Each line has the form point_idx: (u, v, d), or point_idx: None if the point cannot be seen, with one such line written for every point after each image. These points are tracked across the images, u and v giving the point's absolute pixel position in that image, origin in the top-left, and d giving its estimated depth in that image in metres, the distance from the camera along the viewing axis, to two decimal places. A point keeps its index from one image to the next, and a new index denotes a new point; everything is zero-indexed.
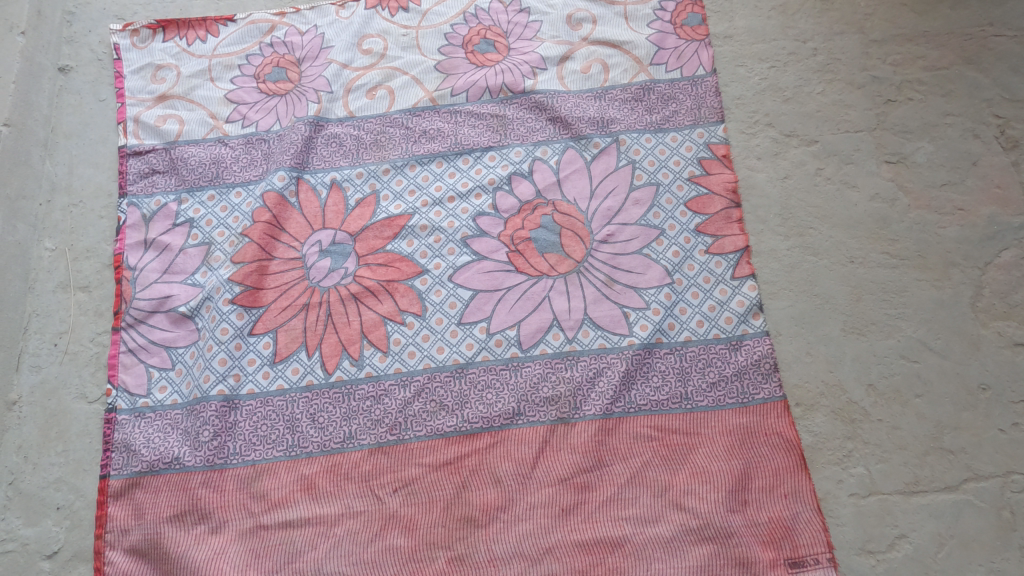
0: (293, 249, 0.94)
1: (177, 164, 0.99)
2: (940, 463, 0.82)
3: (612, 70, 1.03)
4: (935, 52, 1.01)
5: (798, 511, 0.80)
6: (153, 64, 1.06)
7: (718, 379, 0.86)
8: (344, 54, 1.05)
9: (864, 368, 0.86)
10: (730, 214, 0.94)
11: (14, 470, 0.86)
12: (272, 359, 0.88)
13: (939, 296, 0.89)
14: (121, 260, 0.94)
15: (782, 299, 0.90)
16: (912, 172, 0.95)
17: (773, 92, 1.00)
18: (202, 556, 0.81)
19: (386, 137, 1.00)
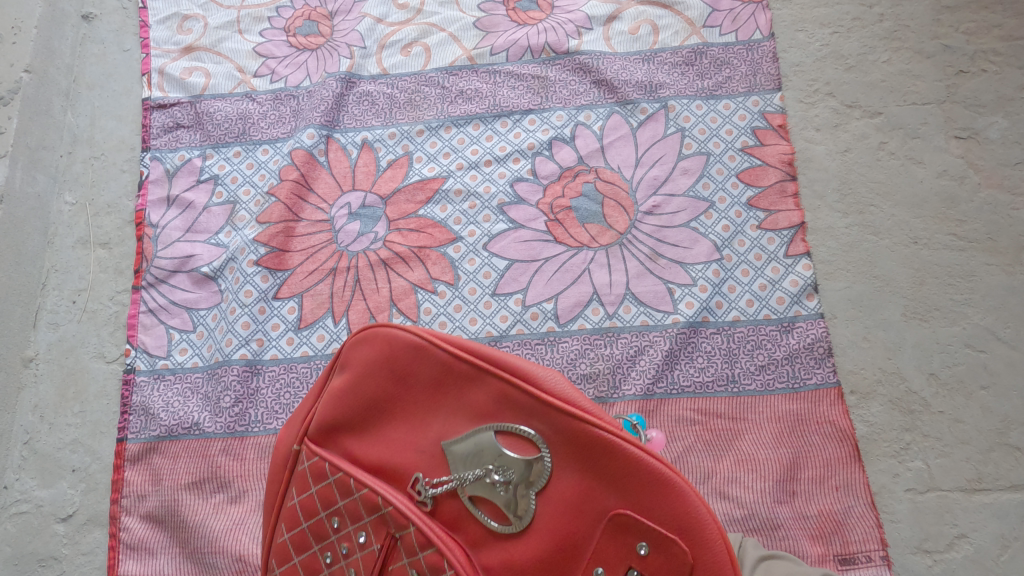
0: (321, 211, 0.89)
1: (203, 118, 0.95)
2: (1006, 460, 0.77)
3: (663, 32, 0.96)
4: (1014, 21, 0.93)
5: (850, 506, 0.75)
6: (179, 13, 1.01)
7: (768, 362, 0.81)
8: (379, 9, 1.00)
9: (926, 356, 0.81)
10: (785, 188, 0.88)
11: (30, 430, 0.83)
12: (297, 325, 0.84)
13: (1009, 282, 0.82)
14: (142, 217, 0.90)
15: (839, 279, 0.84)
16: (983, 149, 0.88)
17: (835, 59, 0.94)
18: (220, 526, 0.77)
19: (421, 96, 0.95)
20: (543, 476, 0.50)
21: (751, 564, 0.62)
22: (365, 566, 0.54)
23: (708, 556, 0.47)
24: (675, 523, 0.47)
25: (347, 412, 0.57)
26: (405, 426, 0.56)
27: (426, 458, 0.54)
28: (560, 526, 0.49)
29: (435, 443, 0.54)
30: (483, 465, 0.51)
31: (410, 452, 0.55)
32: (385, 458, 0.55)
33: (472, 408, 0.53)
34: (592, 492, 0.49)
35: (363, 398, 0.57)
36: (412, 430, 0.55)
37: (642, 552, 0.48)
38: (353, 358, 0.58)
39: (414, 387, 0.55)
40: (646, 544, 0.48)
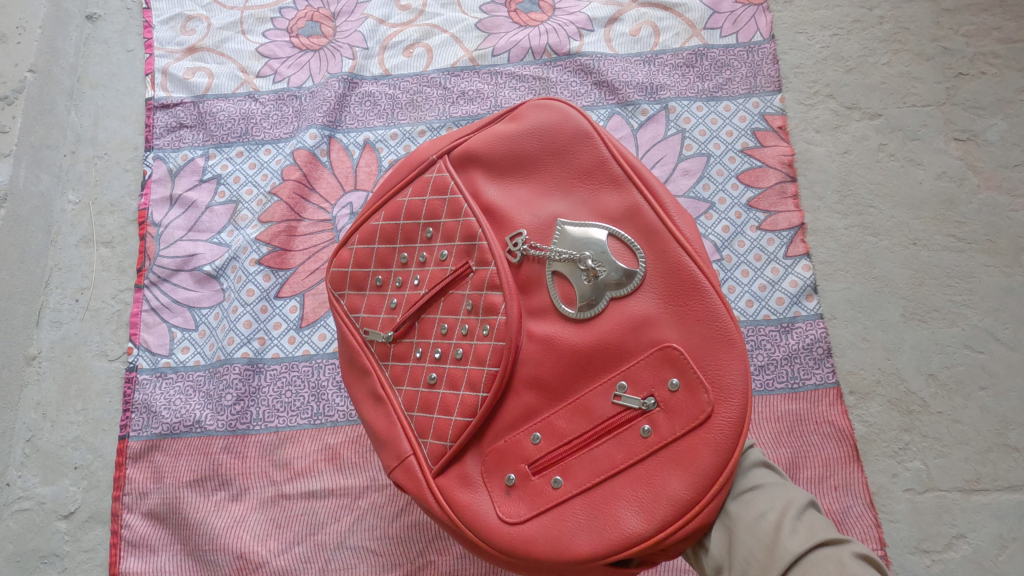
0: (323, 210, 0.90)
1: (205, 118, 0.95)
2: (1004, 461, 0.77)
3: (663, 34, 0.97)
4: (1013, 23, 0.94)
5: (849, 506, 0.75)
6: (183, 14, 1.01)
7: (767, 362, 0.81)
8: (381, 10, 1.00)
9: (925, 357, 0.81)
10: (785, 189, 0.88)
11: (32, 427, 0.83)
12: (299, 324, 0.85)
13: (1008, 284, 0.83)
14: (145, 216, 0.91)
15: (838, 280, 0.84)
16: (982, 151, 0.88)
17: (835, 61, 0.94)
18: (221, 523, 0.78)
19: (422, 97, 0.95)
20: (629, 288, 0.53)
21: (746, 465, 0.52)
22: (413, 296, 0.60)
23: (724, 419, 0.48)
24: (717, 385, 0.48)
25: (499, 150, 0.61)
26: (538, 188, 0.59)
27: (539, 214, 0.58)
28: (614, 334, 0.52)
29: (547, 214, 0.57)
30: (585, 252, 0.54)
31: (521, 212, 0.58)
32: (502, 207, 0.59)
33: (601, 206, 0.56)
34: (660, 321, 0.51)
35: (518, 148, 0.60)
36: (541, 195, 0.58)
37: (670, 388, 0.49)
38: (528, 115, 0.61)
39: (562, 169, 0.58)
40: (678, 382, 0.49)
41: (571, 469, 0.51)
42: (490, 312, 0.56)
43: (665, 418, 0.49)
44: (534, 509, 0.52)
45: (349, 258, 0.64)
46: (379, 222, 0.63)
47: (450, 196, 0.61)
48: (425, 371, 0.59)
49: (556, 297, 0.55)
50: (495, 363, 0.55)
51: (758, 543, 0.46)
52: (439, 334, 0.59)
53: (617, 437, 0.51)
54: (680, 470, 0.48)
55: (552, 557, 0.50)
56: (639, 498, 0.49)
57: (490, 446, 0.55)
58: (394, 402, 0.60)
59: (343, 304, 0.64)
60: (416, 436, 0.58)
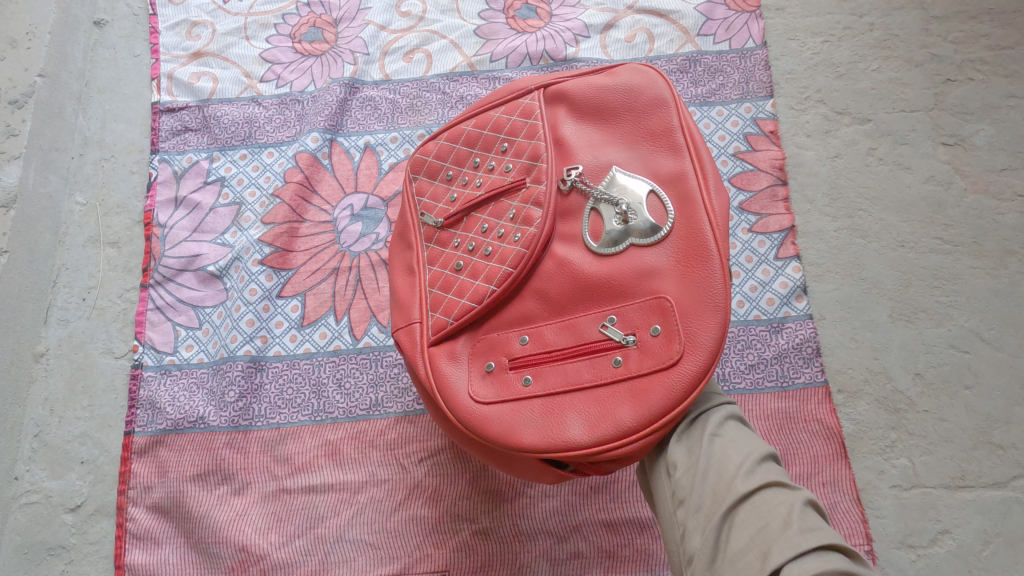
0: (325, 212, 0.92)
1: (210, 122, 0.97)
2: (989, 458, 0.79)
3: (658, 40, 0.99)
4: (1000, 31, 0.95)
5: (836, 502, 0.77)
6: (188, 20, 1.03)
7: (757, 361, 0.83)
8: (382, 16, 1.02)
9: (912, 356, 0.83)
10: (776, 192, 0.90)
11: (40, 423, 0.85)
12: (300, 322, 0.87)
13: (994, 285, 0.85)
14: (151, 217, 0.93)
15: (828, 281, 0.86)
16: (969, 156, 0.90)
17: (826, 67, 0.96)
18: (224, 517, 0.80)
19: (422, 102, 0.97)
20: (651, 238, 0.58)
21: (720, 414, 0.57)
22: (470, 195, 0.65)
23: (684, 371, 0.55)
24: (690, 341, 0.55)
25: (587, 93, 0.65)
26: (606, 134, 0.64)
27: (600, 155, 0.63)
28: (620, 271, 0.59)
29: (604, 159, 0.63)
30: (626, 200, 0.60)
31: (583, 151, 0.63)
32: (571, 143, 0.64)
33: (656, 165, 0.61)
34: (665, 275, 0.57)
35: (605, 94, 0.64)
36: (607, 140, 0.63)
37: (651, 333, 0.56)
38: (625, 71, 0.65)
39: (635, 123, 0.63)
40: (659, 330, 0.56)
41: (543, 373, 0.59)
42: (526, 223, 0.62)
43: (637, 357, 0.56)
44: (500, 395, 0.59)
45: (433, 150, 0.69)
46: (468, 126, 0.68)
47: (531, 122, 0.65)
48: (456, 260, 0.64)
49: (587, 229, 0.61)
50: (514, 266, 0.61)
51: (717, 480, 0.52)
52: (480, 232, 0.64)
53: (592, 360, 0.58)
54: (632, 402, 0.55)
55: (498, 437, 0.58)
56: (589, 413, 0.56)
57: (483, 336, 0.62)
58: (423, 276, 0.66)
59: (411, 185, 0.69)
60: (427, 308, 0.64)
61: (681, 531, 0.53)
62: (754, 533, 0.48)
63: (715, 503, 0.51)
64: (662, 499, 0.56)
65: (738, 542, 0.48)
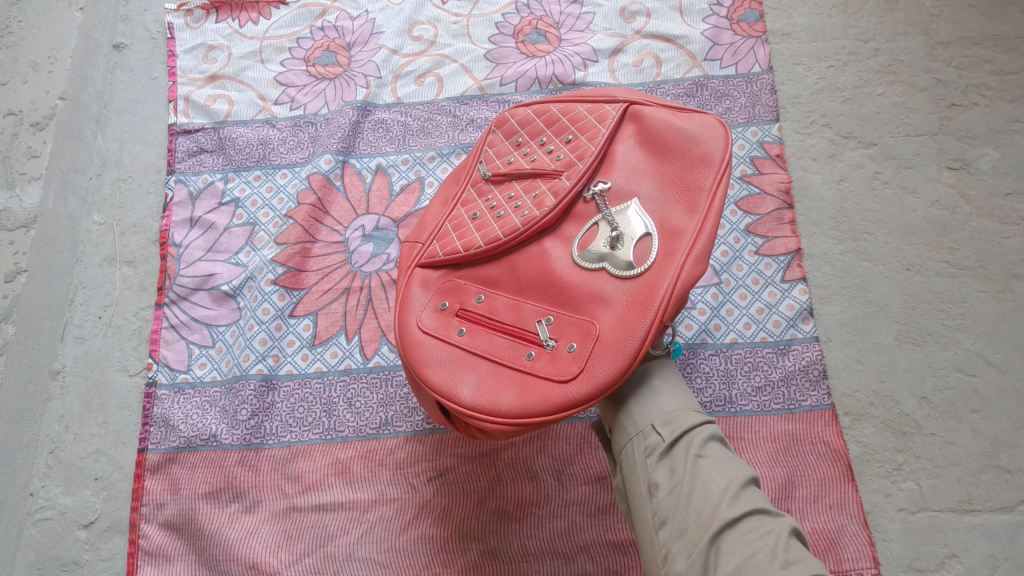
0: (336, 232, 0.93)
1: (225, 143, 0.99)
2: (996, 482, 0.79)
3: (665, 65, 1.00)
4: (1004, 56, 0.97)
5: (844, 524, 0.77)
6: (205, 44, 1.06)
7: (764, 383, 0.83)
8: (394, 40, 1.04)
9: (918, 380, 0.83)
10: (782, 215, 0.91)
11: (55, 439, 0.87)
12: (311, 341, 0.88)
13: (1000, 309, 0.85)
14: (166, 237, 0.94)
15: (834, 304, 0.87)
16: (974, 180, 0.91)
17: (832, 92, 0.97)
18: (235, 534, 0.81)
19: (433, 124, 0.99)
20: (623, 272, 0.61)
21: (702, 435, 0.59)
22: (519, 165, 0.68)
23: (569, 391, 0.59)
24: (588, 372, 0.59)
25: (655, 126, 0.66)
26: (647, 168, 0.65)
27: (631, 183, 0.65)
28: (586, 283, 0.62)
29: (627, 188, 0.65)
30: (622, 230, 0.62)
31: (615, 173, 0.65)
32: (616, 161, 0.66)
33: (667, 215, 0.62)
34: (610, 306, 0.61)
35: (670, 133, 0.65)
36: (647, 172, 0.65)
37: (567, 348, 0.61)
38: (697, 122, 0.66)
39: (677, 169, 0.64)
40: (575, 349, 0.60)
41: (476, 333, 0.63)
42: (538, 206, 0.65)
43: (546, 360, 0.61)
44: (435, 331, 0.64)
45: (520, 113, 0.71)
46: (556, 107, 0.70)
47: (599, 128, 0.67)
48: (475, 210, 0.68)
49: (579, 238, 0.64)
50: (505, 235, 0.65)
51: (701, 505, 0.54)
52: (506, 197, 0.67)
53: (515, 344, 0.62)
54: (519, 393, 0.60)
55: (413, 359, 0.64)
56: (483, 381, 0.61)
57: (455, 278, 0.66)
58: (451, 211, 0.69)
59: (487, 133, 0.72)
60: (434, 235, 0.68)
61: (663, 552, 0.55)
62: (739, 560, 0.51)
63: (701, 527, 0.53)
64: (642, 519, 0.58)
65: (726, 567, 0.51)
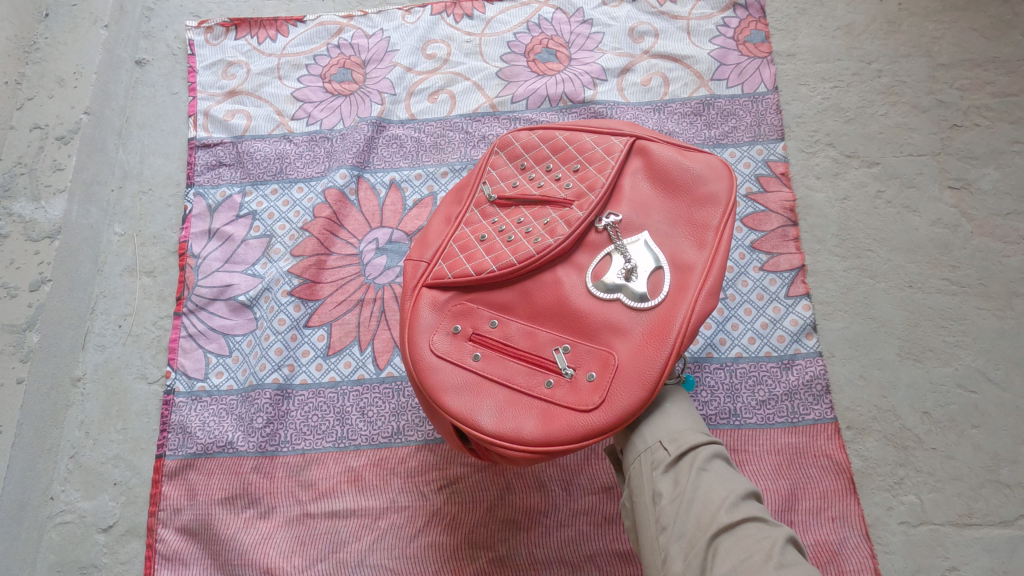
0: (351, 245, 0.96)
1: (243, 157, 1.02)
2: (996, 496, 0.80)
3: (673, 84, 1.03)
4: (1005, 78, 0.99)
5: (846, 536, 0.79)
6: (224, 61, 1.09)
7: (768, 397, 0.85)
8: (409, 58, 1.07)
9: (919, 395, 0.85)
10: (786, 232, 0.93)
11: (75, 445, 0.89)
12: (326, 351, 0.90)
13: (1000, 326, 0.87)
14: (185, 248, 0.97)
15: (837, 319, 0.89)
16: (975, 200, 0.93)
17: (836, 112, 1.00)
18: (250, 539, 0.82)
19: (445, 140, 1.01)
20: (636, 303, 0.64)
21: (706, 452, 0.61)
22: (527, 189, 0.70)
23: (590, 420, 0.62)
24: (609, 402, 0.62)
25: (663, 163, 0.69)
26: (656, 202, 0.68)
27: (641, 216, 0.68)
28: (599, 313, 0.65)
29: (638, 221, 0.68)
30: (636, 262, 0.65)
31: (625, 206, 0.68)
32: (624, 194, 0.69)
33: (678, 250, 0.66)
34: (627, 338, 0.64)
35: (678, 167, 0.68)
36: (655, 207, 0.68)
37: (587, 377, 0.63)
38: (703, 160, 0.69)
39: (685, 206, 0.67)
40: (593, 377, 0.63)
41: (491, 359, 0.65)
42: (550, 233, 0.67)
43: (566, 390, 0.63)
44: (449, 355, 0.65)
45: (524, 137, 0.73)
46: (562, 134, 0.72)
47: (607, 159, 0.70)
48: (482, 233, 0.69)
49: (593, 267, 0.67)
50: (518, 261, 0.66)
51: (701, 511, 0.56)
52: (515, 222, 0.69)
53: (532, 371, 0.64)
54: (540, 421, 0.62)
55: (427, 384, 0.65)
56: (503, 408, 0.63)
57: (464, 301, 0.67)
58: (455, 231, 0.71)
59: (491, 155, 0.74)
60: (439, 255, 0.69)
61: (662, 556, 0.57)
62: (736, 562, 0.52)
63: (699, 529, 0.55)
64: (644, 525, 0.59)
65: (723, 569, 0.53)
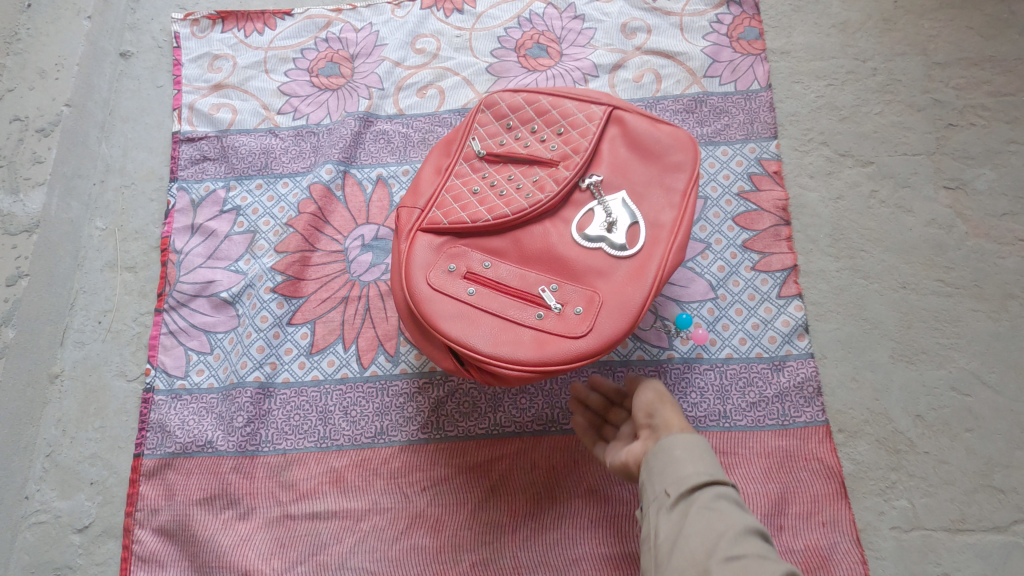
0: (336, 241, 0.94)
1: (228, 152, 1.00)
2: (989, 502, 0.79)
3: (665, 81, 1.01)
4: (1002, 77, 0.97)
5: (836, 542, 0.77)
6: (210, 53, 1.07)
7: (759, 399, 0.84)
8: (397, 53, 1.05)
9: (912, 398, 0.83)
10: (779, 232, 0.91)
11: (52, 443, 0.87)
12: (309, 349, 0.89)
13: (995, 328, 0.85)
14: (168, 243, 0.95)
15: (829, 321, 0.87)
16: (971, 200, 0.92)
17: (830, 110, 0.98)
18: (228, 541, 0.81)
19: (434, 136, 1.00)
20: (619, 253, 0.68)
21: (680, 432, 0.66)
22: (513, 147, 0.73)
23: (579, 347, 0.65)
24: (596, 331, 0.66)
25: (638, 133, 0.72)
26: (635, 165, 0.71)
27: (620, 177, 0.71)
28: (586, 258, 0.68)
29: (618, 181, 0.71)
30: (616, 218, 0.69)
31: (606, 169, 0.71)
32: (604, 158, 0.72)
33: (655, 210, 0.69)
34: (612, 279, 0.68)
35: (648, 137, 0.71)
36: (633, 166, 0.71)
37: (575, 311, 0.66)
38: (672, 134, 0.72)
39: (657, 170, 0.70)
40: (581, 312, 0.66)
41: (483, 293, 0.67)
42: (539, 189, 0.70)
43: (556, 321, 0.66)
44: (445, 290, 0.68)
45: (508, 99, 0.75)
46: (546, 98, 0.75)
47: (589, 125, 0.72)
48: (473, 186, 0.72)
49: (577, 220, 0.70)
50: (511, 213, 0.69)
51: (669, 487, 0.62)
52: (505, 179, 0.72)
53: (522, 305, 0.67)
54: (533, 347, 0.65)
55: (423, 312, 0.67)
56: (496, 335, 0.66)
57: (458, 245, 0.70)
58: (445, 181, 0.73)
59: (476, 113, 0.75)
60: (432, 203, 0.71)
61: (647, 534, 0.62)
62: (700, 530, 0.57)
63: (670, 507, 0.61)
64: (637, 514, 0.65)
65: (690, 539, 0.57)
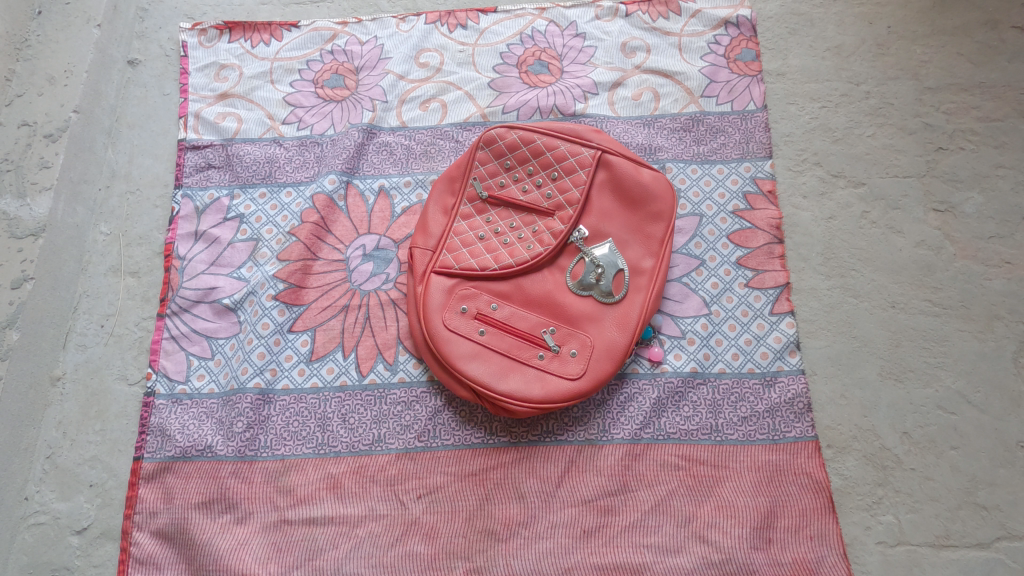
0: (338, 250, 0.96)
1: (233, 160, 1.02)
2: (973, 518, 0.81)
3: (663, 99, 1.03)
4: (991, 103, 1.00)
5: (823, 556, 0.79)
6: (217, 63, 1.09)
7: (750, 414, 0.85)
8: (401, 66, 1.07)
9: (900, 415, 0.85)
10: (772, 250, 0.93)
11: (52, 445, 0.88)
12: (309, 357, 0.90)
13: (981, 348, 0.88)
14: (171, 249, 0.97)
15: (820, 338, 0.89)
16: (959, 223, 0.94)
17: (823, 132, 1.01)
18: (226, 545, 0.82)
19: (436, 149, 1.02)
20: (606, 298, 0.83)
21: None
22: (512, 192, 0.87)
23: (576, 387, 0.81)
24: (590, 372, 0.81)
25: (623, 176, 0.86)
26: (618, 213, 0.86)
27: (605, 224, 0.86)
28: (580, 306, 0.84)
29: (604, 229, 0.86)
30: (604, 267, 0.84)
31: (594, 217, 0.86)
32: (592, 205, 0.86)
33: (636, 256, 0.85)
34: (601, 323, 0.83)
35: (633, 181, 0.86)
36: (616, 215, 0.86)
37: (571, 353, 0.82)
38: (652, 179, 0.87)
39: (638, 220, 0.86)
40: (577, 353, 0.82)
41: (494, 334, 0.82)
42: (539, 242, 0.85)
43: (555, 362, 0.81)
44: (462, 332, 0.82)
45: (508, 137, 0.88)
46: (541, 139, 0.88)
47: (579, 172, 0.86)
48: (480, 231, 0.86)
49: (571, 269, 0.85)
50: (515, 263, 0.84)
51: None
52: (506, 224, 0.86)
53: (528, 346, 0.82)
54: (539, 386, 0.80)
55: (445, 353, 0.81)
56: (507, 377, 0.80)
57: (469, 287, 0.84)
58: (452, 222, 0.87)
59: (477, 150, 0.88)
60: (446, 248, 0.85)
61: None
62: None
63: None
64: None
65: None
